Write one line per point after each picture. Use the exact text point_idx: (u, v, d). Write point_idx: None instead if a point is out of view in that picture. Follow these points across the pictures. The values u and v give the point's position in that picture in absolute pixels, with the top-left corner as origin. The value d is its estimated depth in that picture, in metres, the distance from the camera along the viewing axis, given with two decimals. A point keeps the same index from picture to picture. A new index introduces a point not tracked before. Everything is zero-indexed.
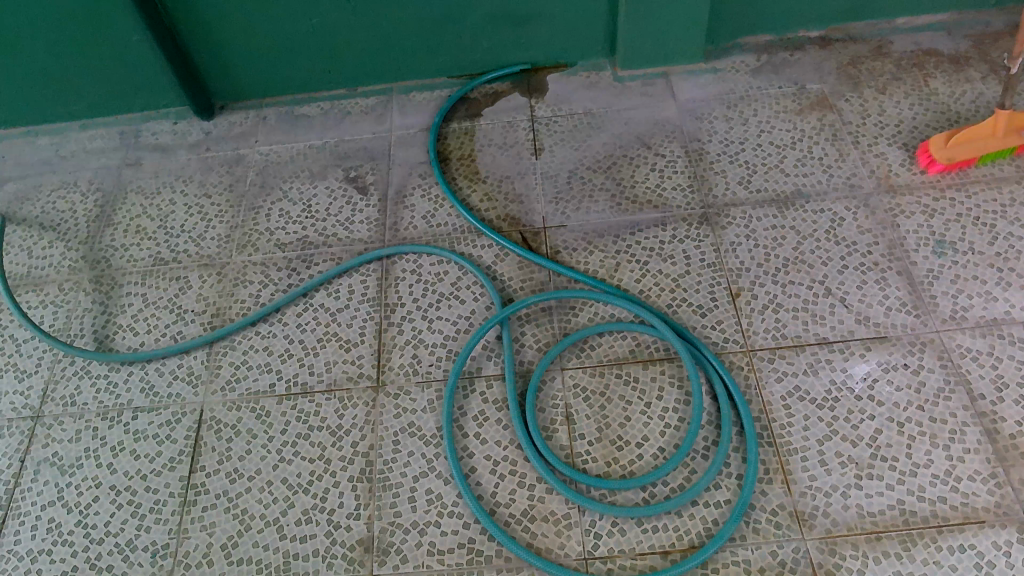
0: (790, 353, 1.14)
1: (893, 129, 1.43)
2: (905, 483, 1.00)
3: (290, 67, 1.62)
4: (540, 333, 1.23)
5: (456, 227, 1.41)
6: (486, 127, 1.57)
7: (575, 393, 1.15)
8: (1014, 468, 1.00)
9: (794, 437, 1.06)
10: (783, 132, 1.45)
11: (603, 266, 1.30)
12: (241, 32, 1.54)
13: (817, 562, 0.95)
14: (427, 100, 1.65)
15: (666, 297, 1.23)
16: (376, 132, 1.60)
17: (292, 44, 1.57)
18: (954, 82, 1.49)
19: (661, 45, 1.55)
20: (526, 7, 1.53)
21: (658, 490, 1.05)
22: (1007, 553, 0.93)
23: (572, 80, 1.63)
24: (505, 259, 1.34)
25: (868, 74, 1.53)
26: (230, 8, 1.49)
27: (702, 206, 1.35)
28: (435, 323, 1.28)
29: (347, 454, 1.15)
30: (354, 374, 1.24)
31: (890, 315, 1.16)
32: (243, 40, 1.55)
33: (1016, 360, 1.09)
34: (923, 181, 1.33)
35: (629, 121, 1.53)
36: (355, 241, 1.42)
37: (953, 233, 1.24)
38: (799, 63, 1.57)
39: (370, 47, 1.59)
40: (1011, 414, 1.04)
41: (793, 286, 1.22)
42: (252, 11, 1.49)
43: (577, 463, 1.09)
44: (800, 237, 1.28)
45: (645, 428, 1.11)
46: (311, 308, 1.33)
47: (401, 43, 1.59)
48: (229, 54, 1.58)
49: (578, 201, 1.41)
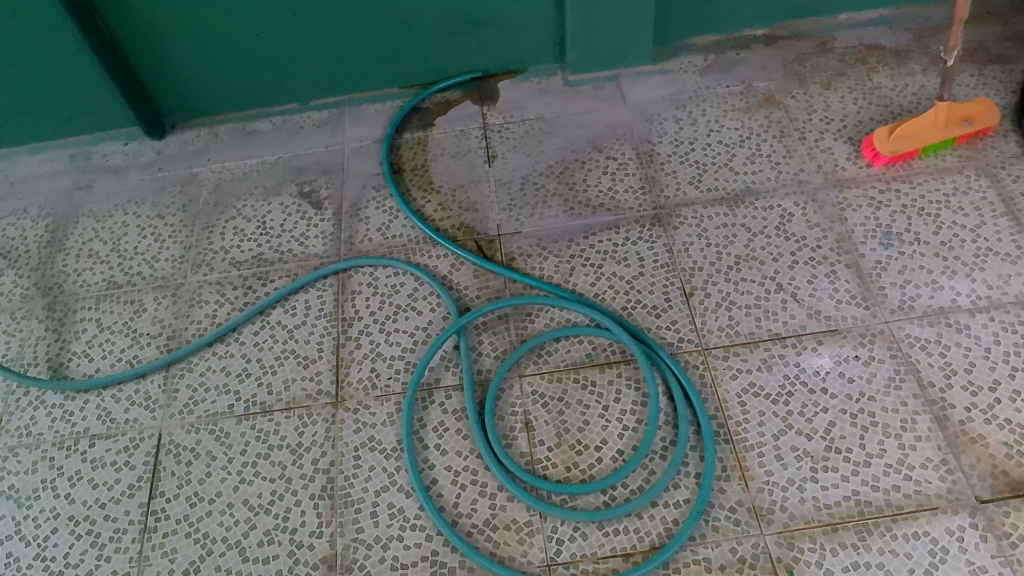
0: (744, 350, 1.14)
1: (839, 124, 1.44)
2: (859, 474, 1.01)
3: (241, 83, 1.60)
4: (497, 341, 1.23)
5: (412, 238, 1.40)
6: (438, 137, 1.57)
7: (534, 399, 1.15)
8: (964, 454, 1.01)
9: (750, 433, 1.06)
10: (732, 131, 1.47)
11: (557, 271, 1.30)
12: (188, 49, 1.52)
13: (776, 557, 0.95)
14: (379, 112, 1.64)
15: (620, 300, 1.24)
16: (328, 146, 1.59)
17: (242, 60, 1.56)
18: (896, 76, 1.52)
19: (611, 48, 1.56)
20: (475, 14, 1.53)
21: (619, 493, 1.05)
22: (960, 538, 0.94)
23: (523, 86, 1.64)
24: (461, 267, 1.34)
25: (813, 70, 1.55)
26: (176, 25, 1.47)
27: (654, 207, 1.36)
28: (393, 336, 1.27)
29: (308, 472, 1.14)
30: (313, 391, 1.22)
31: (840, 308, 1.17)
32: (191, 57, 1.54)
33: (964, 346, 1.11)
34: (869, 173, 1.34)
35: (581, 125, 1.53)
36: (310, 257, 1.41)
37: (900, 224, 1.26)
38: (746, 62, 1.59)
39: (320, 60, 1.58)
40: (960, 400, 1.06)
41: (746, 283, 1.22)
42: (198, 27, 1.48)
43: (537, 470, 1.08)
44: (751, 234, 1.29)
45: (604, 431, 1.11)
46: (267, 325, 1.32)
47: (352, 54, 1.58)
48: (178, 72, 1.56)
49: (532, 207, 1.41)
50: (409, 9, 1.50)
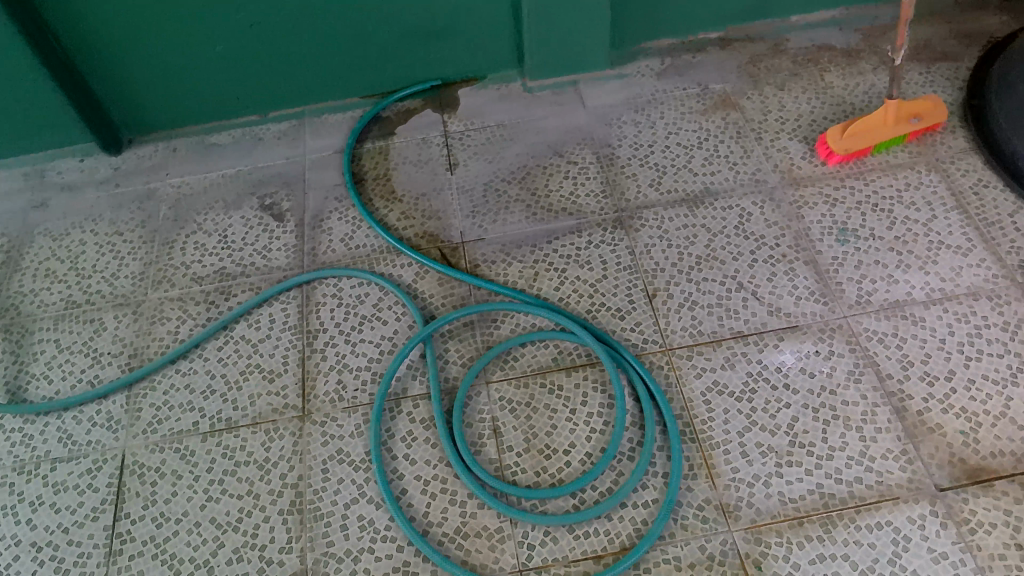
0: (707, 349, 1.16)
1: (793, 124, 1.47)
2: (823, 467, 1.02)
3: (198, 96, 1.59)
4: (463, 348, 1.23)
5: (375, 248, 1.40)
6: (399, 146, 1.56)
7: (501, 405, 1.15)
8: (923, 443, 1.03)
9: (716, 431, 1.07)
10: (689, 133, 1.48)
11: (521, 277, 1.30)
12: (143, 63, 1.50)
13: (744, 553, 0.96)
14: (339, 122, 1.63)
15: (584, 303, 1.25)
16: (289, 157, 1.58)
17: (198, 72, 1.54)
18: (847, 75, 1.55)
19: (568, 53, 1.57)
20: (432, 23, 1.53)
21: (588, 495, 1.05)
22: (922, 526, 0.96)
23: (483, 93, 1.64)
24: (426, 276, 1.34)
25: (767, 71, 1.58)
26: (130, 39, 1.45)
27: (616, 210, 1.37)
28: (359, 347, 1.27)
29: (276, 487, 1.13)
30: (279, 405, 1.21)
31: (799, 304, 1.19)
32: (146, 71, 1.52)
33: (919, 338, 1.13)
34: (824, 171, 1.37)
35: (541, 130, 1.54)
36: (273, 269, 1.39)
37: (855, 221, 1.29)
38: (701, 65, 1.61)
39: (278, 71, 1.57)
40: (918, 391, 1.08)
41: (707, 282, 1.24)
42: (153, 40, 1.46)
43: (506, 476, 1.08)
44: (711, 234, 1.30)
45: (572, 434, 1.11)
46: (231, 340, 1.30)
47: (309, 65, 1.57)
48: (133, 86, 1.54)
49: (495, 214, 1.41)
50: (366, 18, 1.50)
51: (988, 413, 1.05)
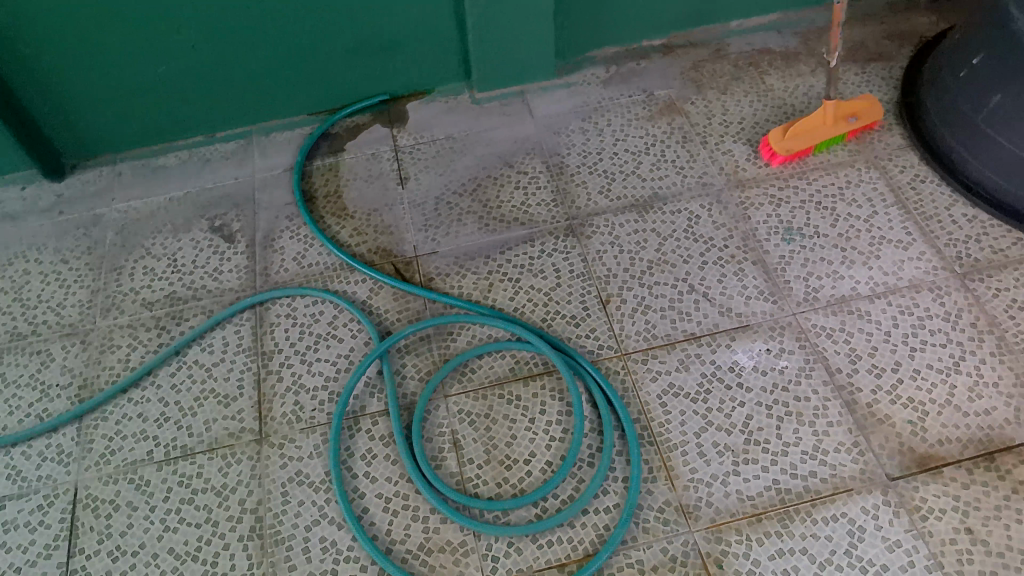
0: (661, 352, 1.17)
1: (737, 127, 1.50)
2: (778, 463, 1.04)
3: (141, 118, 1.56)
4: (420, 363, 1.23)
5: (328, 265, 1.39)
6: (349, 162, 1.56)
7: (461, 418, 1.15)
8: (873, 435, 1.06)
9: (673, 433, 1.08)
10: (636, 139, 1.50)
11: (476, 288, 1.30)
12: (84, 86, 1.47)
13: (705, 552, 0.97)
14: (287, 140, 1.62)
15: (539, 312, 1.25)
16: (238, 178, 1.56)
17: (141, 94, 1.52)
18: (787, 77, 1.58)
19: (514, 64, 1.58)
20: (377, 38, 1.53)
21: (550, 504, 1.05)
22: (876, 516, 0.98)
23: (431, 106, 1.64)
24: (380, 292, 1.34)
25: (709, 76, 1.61)
26: (69, 62, 1.42)
27: (567, 218, 1.38)
28: (315, 366, 1.25)
29: (235, 513, 1.11)
30: (236, 429, 1.19)
31: (749, 303, 1.21)
32: (87, 95, 1.49)
33: (866, 331, 1.16)
34: (768, 172, 1.39)
35: (490, 142, 1.55)
36: (225, 292, 1.37)
37: (800, 219, 1.31)
38: (646, 72, 1.63)
39: (222, 91, 1.55)
40: (866, 383, 1.11)
41: (659, 286, 1.25)
42: (93, 62, 1.44)
43: (468, 489, 1.08)
44: (661, 238, 1.32)
45: (532, 443, 1.11)
46: (184, 366, 1.28)
47: (254, 84, 1.55)
48: (74, 111, 1.51)
49: (447, 226, 1.41)
50: (311, 35, 1.49)
51: (933, 401, 1.08)
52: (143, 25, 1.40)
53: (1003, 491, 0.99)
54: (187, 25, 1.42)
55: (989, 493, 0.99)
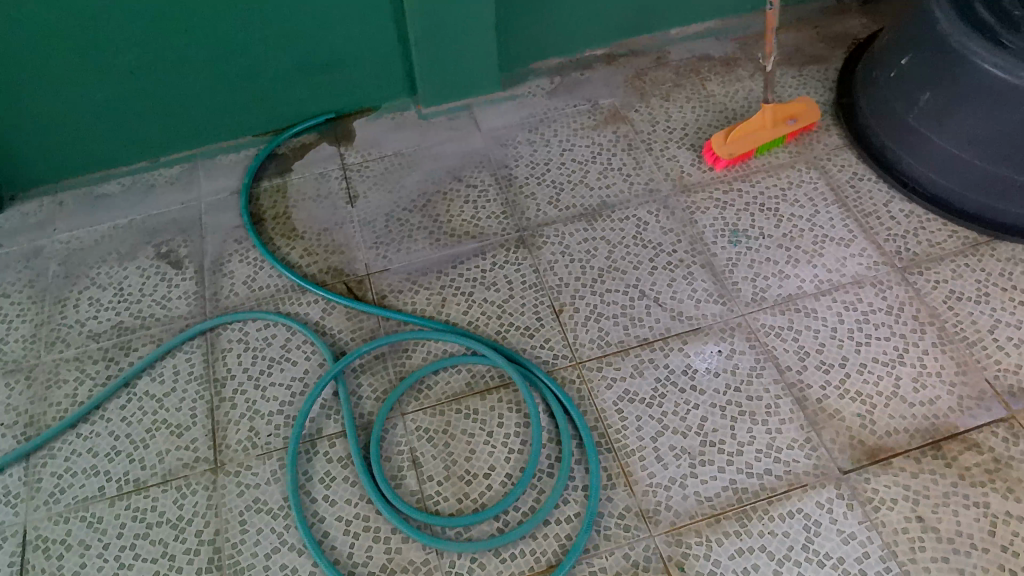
0: (615, 359, 1.18)
1: (680, 133, 1.52)
2: (734, 463, 1.05)
3: (95, 141, 1.53)
4: (376, 382, 1.22)
5: (279, 287, 1.37)
6: (297, 182, 1.54)
7: (419, 435, 1.14)
8: (824, 430, 1.08)
9: (630, 439, 1.09)
10: (583, 148, 1.52)
11: (429, 304, 1.30)
12: (55, 101, 1.43)
13: (667, 556, 0.98)
14: (233, 162, 1.60)
15: (493, 325, 1.25)
16: (183, 203, 1.53)
17: (106, 112, 1.48)
18: (727, 82, 1.62)
19: (459, 79, 1.58)
20: (320, 57, 1.52)
21: (511, 517, 1.05)
22: (830, 509, 1.00)
23: (378, 123, 1.64)
24: (333, 312, 1.32)
25: (652, 83, 1.63)
26: (45, 73, 1.38)
27: (517, 230, 1.39)
28: (270, 391, 1.24)
29: (192, 545, 1.08)
30: (190, 459, 1.17)
31: (699, 306, 1.23)
32: (55, 111, 1.45)
33: (813, 328, 1.18)
34: (713, 176, 1.42)
35: (438, 157, 1.55)
36: (174, 319, 1.35)
37: (745, 221, 1.34)
38: (589, 82, 1.65)
39: (178, 112, 1.53)
40: (815, 379, 1.13)
41: (611, 293, 1.26)
42: (74, 72, 1.40)
43: (429, 506, 1.07)
44: (611, 245, 1.33)
45: (491, 457, 1.11)
46: (134, 397, 1.25)
47: (212, 103, 1.53)
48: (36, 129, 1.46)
49: (398, 243, 1.41)
50: (256, 57, 1.48)
51: (880, 394, 1.11)
52: (132, 31, 1.37)
53: (950, 477, 1.02)
54: (159, 38, 1.39)
55: (937, 481, 1.02)
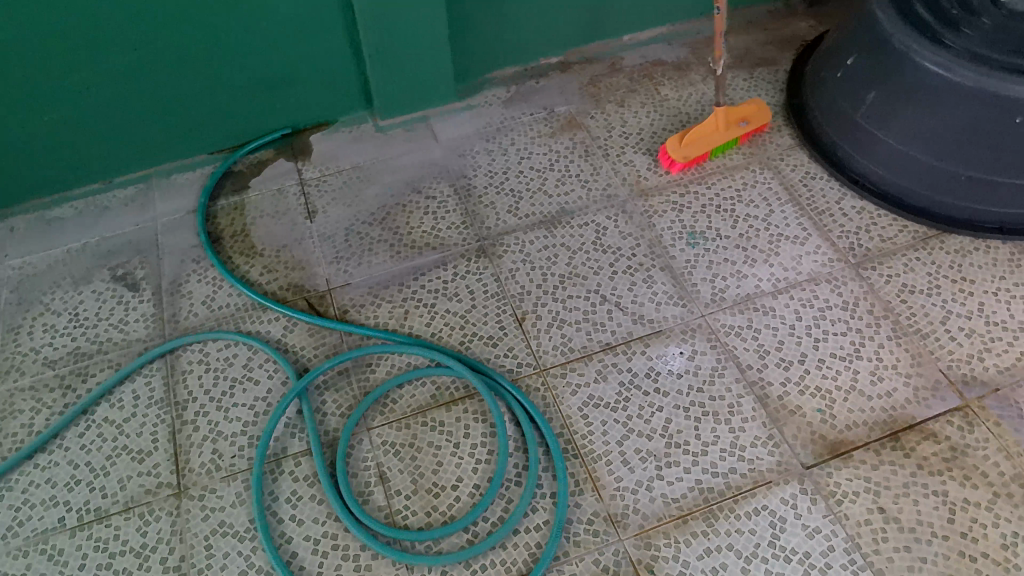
0: (579, 365, 1.18)
1: (636, 138, 1.53)
2: (699, 463, 1.06)
3: (45, 164, 1.49)
4: (340, 398, 1.21)
5: (239, 306, 1.36)
6: (254, 199, 1.53)
7: (385, 450, 1.13)
8: (786, 426, 1.09)
9: (597, 444, 1.09)
10: (540, 156, 1.52)
11: (392, 317, 1.29)
12: (18, 118, 1.40)
13: (636, 559, 0.98)
14: (188, 181, 1.57)
15: (457, 335, 1.25)
16: (139, 224, 1.51)
17: (55, 134, 1.45)
18: (681, 86, 1.64)
19: (415, 91, 1.58)
20: (275, 72, 1.51)
21: (481, 528, 1.05)
22: (795, 505, 1.01)
23: (334, 137, 1.63)
24: (294, 329, 1.31)
25: (607, 90, 1.65)
26: (26, 82, 1.36)
27: (478, 239, 1.39)
28: (232, 412, 1.22)
29: (156, 573, 1.06)
30: (153, 485, 1.15)
31: (660, 309, 1.24)
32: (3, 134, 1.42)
33: (772, 326, 1.20)
34: (669, 180, 1.43)
35: (397, 169, 1.54)
36: (133, 343, 1.32)
37: (702, 223, 1.35)
38: (545, 89, 1.66)
39: (152, 124, 1.51)
40: (776, 376, 1.14)
41: (572, 299, 1.27)
42: (56, 81, 1.38)
43: (397, 521, 1.07)
44: (571, 252, 1.34)
45: (458, 469, 1.11)
46: (93, 425, 1.22)
47: (187, 113, 1.51)
48: (12, 142, 1.43)
49: (359, 257, 1.40)
50: (240, 63, 1.47)
51: (839, 388, 1.12)
52: (133, 33, 1.35)
53: (909, 468, 1.04)
54: (109, 56, 1.37)
55: (897, 472, 1.04)
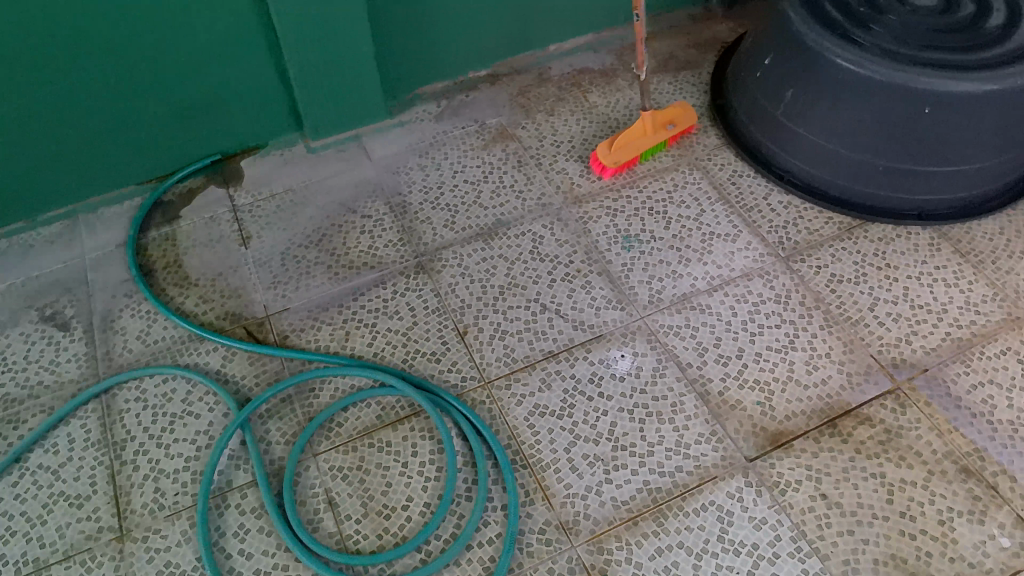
0: (523, 375, 1.19)
1: (568, 146, 1.55)
2: (646, 464, 1.07)
3: None
4: (285, 425, 1.18)
5: (175, 339, 1.32)
6: (185, 229, 1.49)
7: (333, 475, 1.12)
8: (728, 421, 1.11)
9: (545, 453, 1.10)
10: (474, 169, 1.53)
11: (333, 339, 1.28)
12: None
13: (590, 565, 0.99)
14: (116, 214, 1.53)
15: (400, 353, 1.24)
16: (66, 261, 1.46)
17: None
18: (608, 93, 1.66)
19: (344, 110, 1.57)
20: (199, 99, 1.48)
21: (433, 546, 1.04)
22: (741, 498, 1.03)
23: (265, 161, 1.60)
24: (234, 358, 1.29)
25: (536, 100, 1.66)
26: None
27: (416, 256, 1.38)
28: (173, 448, 1.19)
29: None
30: (93, 530, 1.11)
31: (600, 314, 1.25)
32: None
33: (709, 324, 1.22)
34: (602, 186, 1.45)
35: (330, 190, 1.53)
36: (65, 384, 1.28)
37: (636, 226, 1.37)
38: (475, 102, 1.67)
39: (75, 158, 1.46)
40: (715, 373, 1.16)
41: (513, 310, 1.27)
42: None
43: (349, 546, 1.05)
44: (509, 263, 1.34)
45: (408, 488, 1.10)
46: (27, 473, 1.18)
47: (111, 144, 1.47)
48: None
49: (296, 281, 1.38)
50: (163, 90, 1.44)
51: (777, 380, 1.15)
52: (49, 64, 1.31)
53: (847, 453, 1.07)
54: (24, 89, 1.33)
55: (836, 457, 1.06)
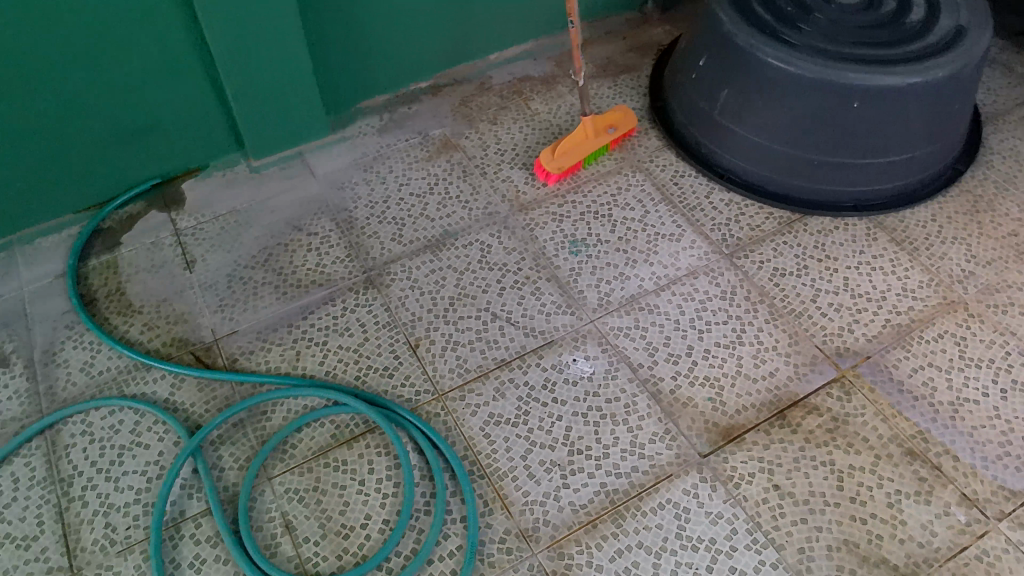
0: (477, 385, 1.18)
1: (511, 154, 1.56)
2: (603, 467, 1.08)
3: None
4: (237, 450, 1.16)
5: (120, 368, 1.29)
6: (127, 255, 1.46)
7: (289, 497, 1.10)
8: (681, 418, 1.12)
9: (502, 462, 1.10)
10: (419, 181, 1.52)
11: (283, 360, 1.26)
12: None
13: (551, 571, 0.99)
14: (54, 244, 1.48)
15: (352, 370, 1.23)
16: (3, 295, 1.40)
17: None
18: (549, 100, 1.67)
19: (285, 128, 1.55)
20: (135, 123, 1.45)
21: (394, 563, 1.03)
22: (697, 494, 1.04)
23: (207, 182, 1.58)
24: (182, 385, 1.26)
25: (478, 109, 1.67)
26: None
27: (364, 271, 1.37)
28: (123, 481, 1.16)
29: None
30: (42, 571, 1.07)
31: (550, 319, 1.25)
32: None
33: (658, 323, 1.23)
34: (547, 192, 1.46)
35: (275, 209, 1.51)
36: (6, 422, 1.23)
37: (583, 231, 1.38)
38: (417, 114, 1.66)
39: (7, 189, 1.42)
40: (666, 371, 1.17)
41: (464, 320, 1.27)
42: None
43: (309, 569, 1.04)
44: (458, 273, 1.34)
45: (366, 506, 1.09)
46: None
47: (46, 173, 1.43)
48: None
49: (243, 302, 1.36)
50: (97, 116, 1.40)
51: (726, 375, 1.17)
52: None
53: (797, 443, 1.09)
54: None
55: (787, 448, 1.08)
